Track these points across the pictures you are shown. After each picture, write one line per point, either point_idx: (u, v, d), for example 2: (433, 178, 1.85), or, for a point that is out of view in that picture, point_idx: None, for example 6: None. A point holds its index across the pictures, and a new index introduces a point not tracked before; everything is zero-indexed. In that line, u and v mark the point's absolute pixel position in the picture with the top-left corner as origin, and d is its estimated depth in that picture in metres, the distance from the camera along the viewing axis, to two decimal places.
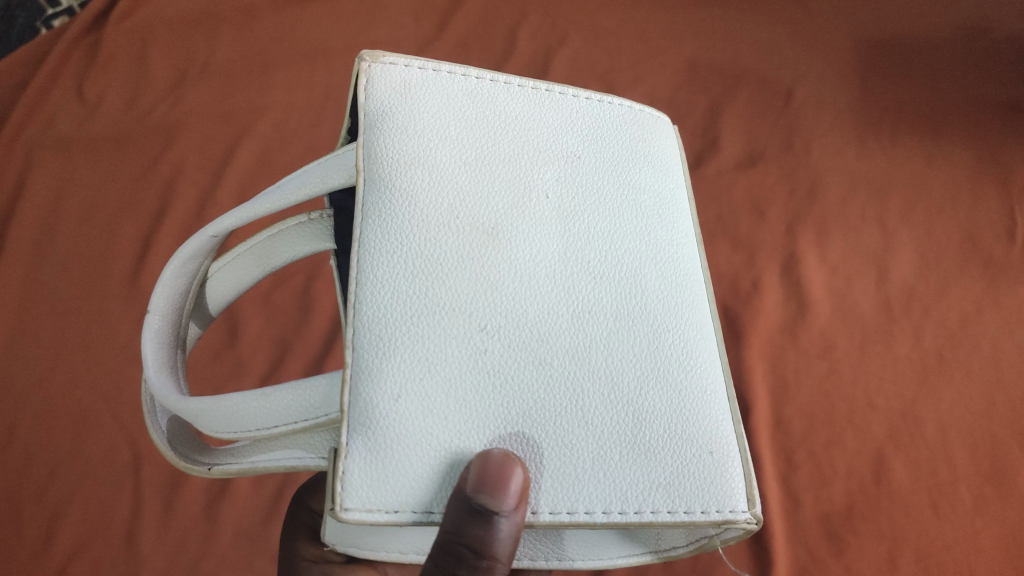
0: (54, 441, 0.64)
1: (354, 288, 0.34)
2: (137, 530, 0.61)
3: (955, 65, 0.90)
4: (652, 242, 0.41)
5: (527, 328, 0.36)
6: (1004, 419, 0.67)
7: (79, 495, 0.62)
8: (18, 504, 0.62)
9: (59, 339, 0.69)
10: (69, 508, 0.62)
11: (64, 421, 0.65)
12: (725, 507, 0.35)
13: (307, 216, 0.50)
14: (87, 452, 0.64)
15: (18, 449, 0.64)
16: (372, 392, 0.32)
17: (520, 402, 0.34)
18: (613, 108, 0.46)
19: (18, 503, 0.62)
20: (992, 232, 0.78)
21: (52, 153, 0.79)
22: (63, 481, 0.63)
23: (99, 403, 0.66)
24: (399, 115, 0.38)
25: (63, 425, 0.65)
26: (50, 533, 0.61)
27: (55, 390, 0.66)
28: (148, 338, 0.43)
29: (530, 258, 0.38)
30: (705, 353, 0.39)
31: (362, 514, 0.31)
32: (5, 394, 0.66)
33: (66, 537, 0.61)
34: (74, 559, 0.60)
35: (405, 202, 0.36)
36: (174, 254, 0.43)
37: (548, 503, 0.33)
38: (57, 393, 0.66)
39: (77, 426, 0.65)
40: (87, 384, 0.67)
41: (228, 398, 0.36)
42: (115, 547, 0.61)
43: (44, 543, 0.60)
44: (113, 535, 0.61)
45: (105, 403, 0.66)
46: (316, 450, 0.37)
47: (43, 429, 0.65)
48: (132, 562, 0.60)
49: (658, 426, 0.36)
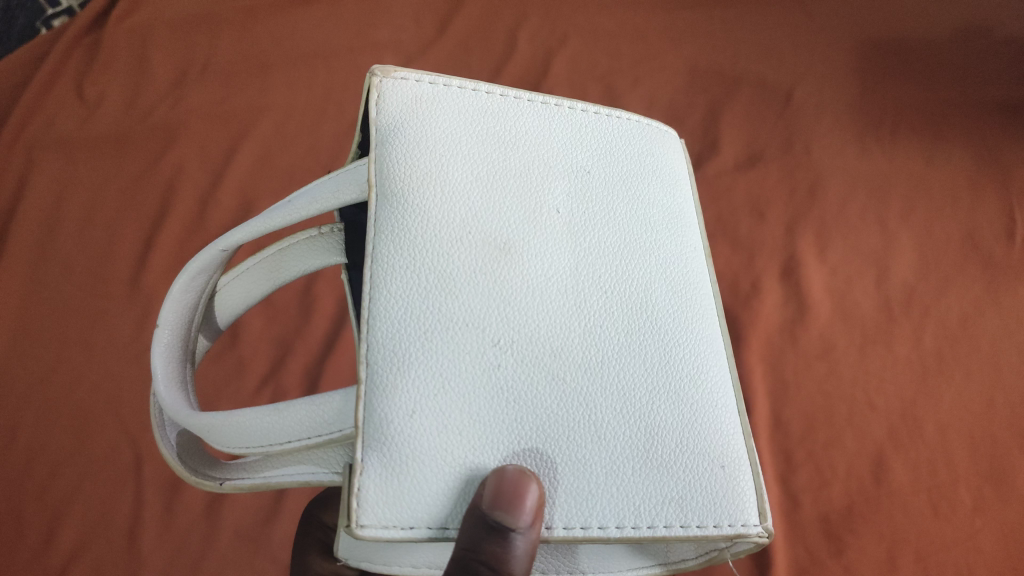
0: (56, 440, 0.64)
1: (367, 304, 0.34)
2: (138, 528, 0.61)
3: (953, 66, 0.91)
4: (662, 257, 0.42)
5: (540, 343, 0.36)
6: (1003, 419, 0.68)
7: (82, 495, 0.62)
8: (21, 504, 0.62)
9: (60, 336, 0.69)
10: (72, 506, 0.62)
11: (66, 421, 0.65)
12: (737, 521, 0.36)
13: (317, 230, 0.50)
14: (89, 451, 0.64)
15: (20, 448, 0.63)
16: (386, 408, 0.32)
17: (534, 417, 0.35)
18: (621, 121, 0.46)
19: (20, 502, 0.62)
20: (993, 234, 0.78)
21: (53, 154, 0.79)
22: (64, 481, 0.62)
23: (101, 402, 0.66)
24: (411, 130, 0.39)
25: (65, 425, 0.64)
26: (53, 532, 0.61)
27: (57, 389, 0.66)
28: (158, 351, 0.43)
29: (542, 273, 0.38)
30: (715, 367, 0.40)
31: (378, 530, 0.31)
32: (7, 394, 0.66)
33: (69, 537, 0.60)
34: (76, 559, 0.60)
35: (417, 217, 0.37)
36: (183, 269, 0.43)
37: (562, 518, 0.34)
38: (59, 392, 0.66)
39: (79, 425, 0.65)
40: (87, 383, 0.67)
41: (240, 413, 0.36)
42: (118, 546, 0.60)
43: (47, 543, 0.60)
44: (115, 534, 0.61)
45: (107, 402, 0.66)
46: (329, 465, 0.37)
47: (45, 428, 0.64)
48: (135, 561, 0.60)
49: (670, 440, 0.36)
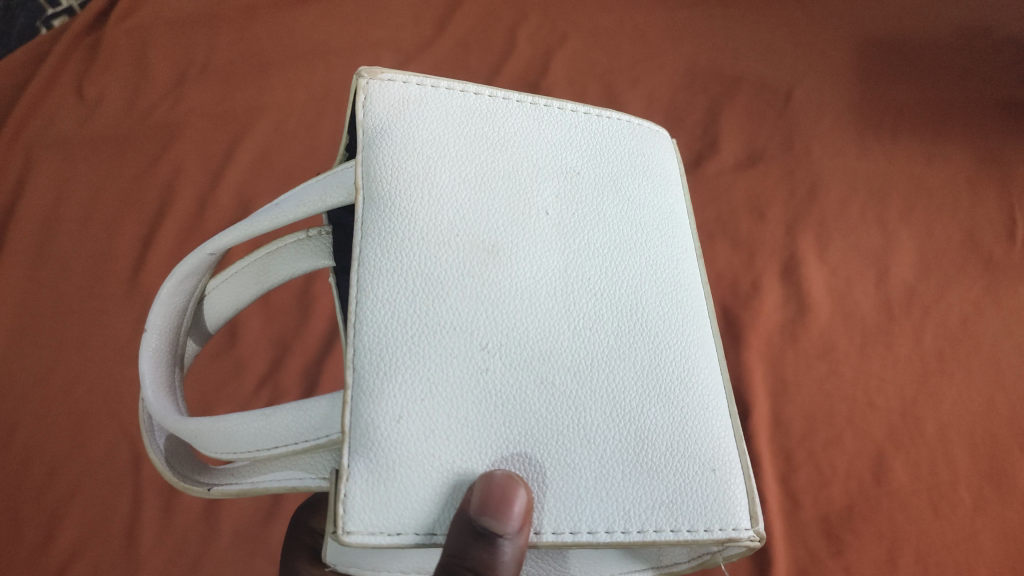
0: (55, 441, 0.63)
1: (354, 308, 0.34)
2: (136, 530, 0.61)
3: (954, 65, 0.91)
4: (652, 258, 0.41)
5: (528, 346, 0.36)
6: (1005, 419, 0.67)
7: (80, 496, 0.62)
8: (19, 505, 0.61)
9: (59, 337, 0.68)
10: (70, 508, 0.61)
11: (65, 421, 0.64)
12: (728, 525, 0.35)
13: (305, 233, 0.50)
14: (88, 451, 0.63)
15: (18, 449, 0.63)
16: (372, 412, 0.32)
17: (522, 421, 0.34)
18: (612, 122, 0.46)
19: (18, 503, 0.61)
20: (992, 233, 0.78)
21: (52, 153, 0.79)
22: (62, 482, 0.62)
23: (100, 403, 0.65)
24: (398, 132, 0.38)
25: (64, 425, 0.64)
26: (50, 533, 0.60)
27: (56, 390, 0.66)
28: (146, 356, 0.43)
29: (530, 275, 0.38)
30: (706, 369, 0.40)
31: (364, 536, 0.31)
32: (5, 394, 0.65)
33: (67, 538, 0.60)
34: (73, 560, 0.59)
35: (404, 220, 0.36)
36: (171, 273, 0.43)
37: (551, 523, 0.33)
38: (57, 392, 0.66)
39: (77, 425, 0.64)
40: (86, 384, 0.66)
41: (227, 418, 0.36)
42: (115, 547, 0.60)
43: (44, 545, 0.60)
44: (113, 536, 0.60)
45: (106, 402, 0.66)
46: (317, 470, 0.37)
47: (43, 428, 0.64)
48: (132, 562, 0.60)
49: (661, 444, 0.36)
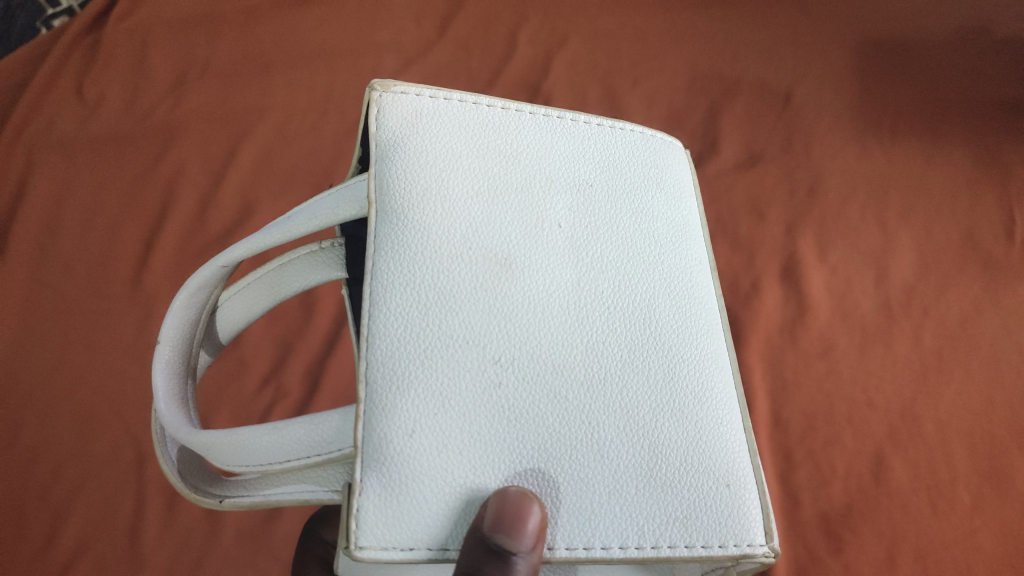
0: (60, 440, 0.64)
1: (367, 322, 0.34)
2: (139, 528, 0.61)
3: (954, 66, 0.90)
4: (665, 271, 0.41)
5: (542, 360, 0.36)
6: (1003, 419, 0.67)
7: (86, 494, 0.62)
8: (23, 503, 0.61)
9: (62, 337, 0.69)
10: (75, 506, 0.62)
11: (69, 419, 0.65)
12: (742, 541, 0.36)
13: (318, 245, 0.51)
14: (93, 449, 0.64)
15: (23, 447, 0.63)
16: (385, 427, 0.32)
17: (536, 437, 0.34)
18: (625, 133, 0.45)
19: (22, 501, 0.61)
20: (992, 232, 0.78)
21: (55, 154, 0.79)
22: (67, 480, 0.62)
23: (104, 402, 0.66)
24: (411, 145, 0.38)
25: (70, 424, 0.65)
26: (55, 530, 0.60)
27: (59, 389, 0.66)
28: (159, 368, 0.43)
29: (543, 289, 0.38)
30: (719, 383, 0.39)
31: (377, 551, 0.31)
32: (9, 393, 0.66)
33: (72, 536, 0.60)
34: (78, 557, 0.59)
35: (418, 234, 0.36)
36: (184, 284, 0.43)
37: (564, 538, 0.33)
38: (62, 392, 0.66)
39: (82, 424, 0.65)
40: (90, 383, 0.67)
41: (240, 431, 0.36)
42: (119, 544, 0.60)
43: (49, 543, 0.60)
44: (117, 533, 0.61)
45: (111, 402, 0.66)
46: (329, 484, 0.37)
47: (49, 427, 0.64)
48: (136, 560, 0.60)
49: (674, 458, 0.36)
